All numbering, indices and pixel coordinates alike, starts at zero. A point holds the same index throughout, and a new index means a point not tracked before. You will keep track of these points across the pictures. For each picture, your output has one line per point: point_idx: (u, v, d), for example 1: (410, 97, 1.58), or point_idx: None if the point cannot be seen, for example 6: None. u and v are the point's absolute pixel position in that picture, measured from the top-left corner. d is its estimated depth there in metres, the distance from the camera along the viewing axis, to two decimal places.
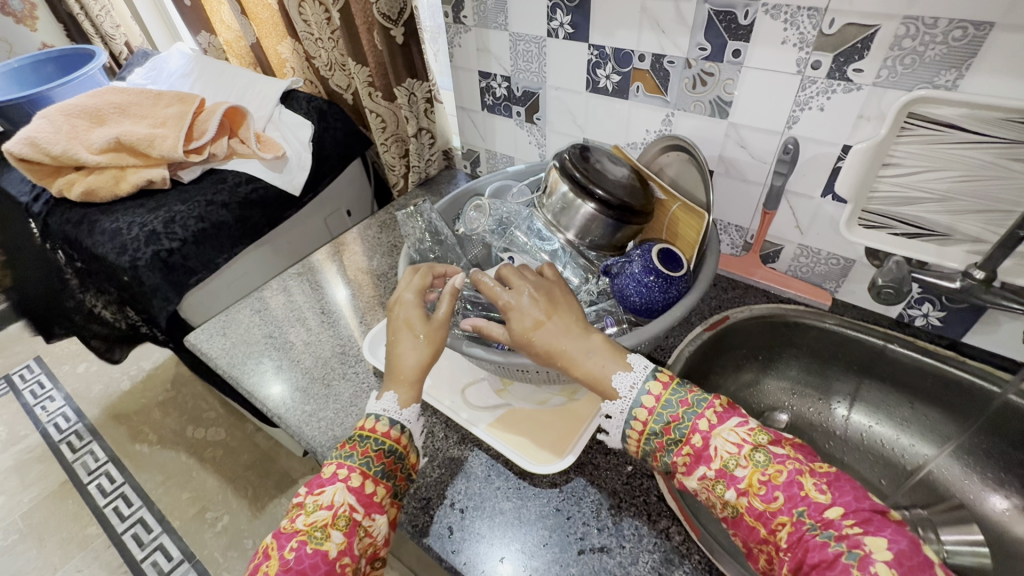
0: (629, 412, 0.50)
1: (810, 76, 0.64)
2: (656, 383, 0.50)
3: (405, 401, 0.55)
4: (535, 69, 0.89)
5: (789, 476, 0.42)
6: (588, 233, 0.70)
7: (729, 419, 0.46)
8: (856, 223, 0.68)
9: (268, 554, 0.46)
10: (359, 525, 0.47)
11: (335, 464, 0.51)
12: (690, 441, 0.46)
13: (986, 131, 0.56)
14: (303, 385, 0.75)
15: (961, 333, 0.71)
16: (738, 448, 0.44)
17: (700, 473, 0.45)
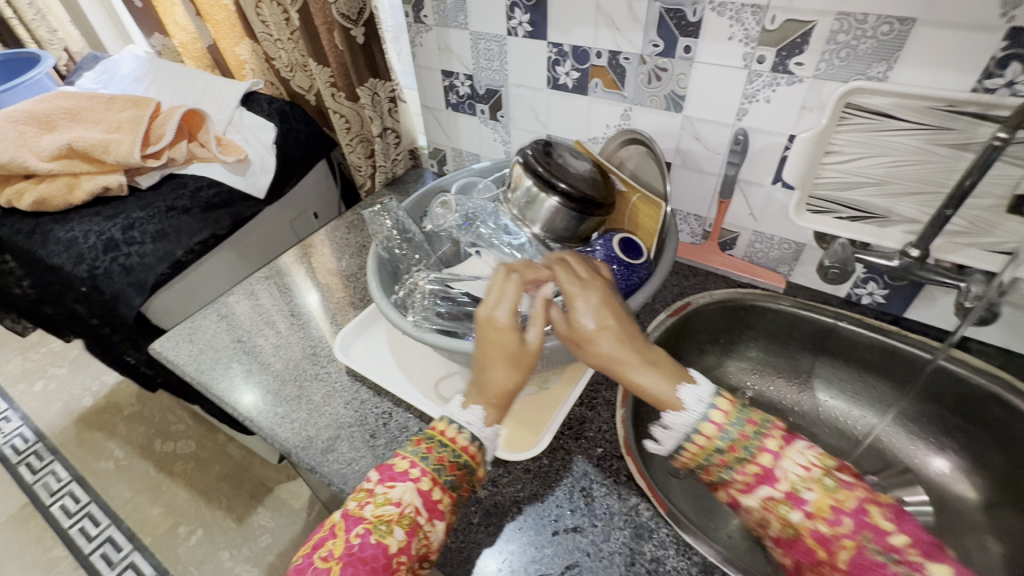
0: (692, 424, 0.48)
1: (756, 70, 0.68)
2: (723, 401, 0.48)
3: (489, 418, 0.54)
4: (497, 67, 0.90)
5: (859, 503, 0.42)
6: (554, 226, 0.71)
7: (794, 441, 0.45)
8: (804, 209, 0.72)
9: (335, 532, 0.47)
10: (421, 527, 0.48)
11: (408, 460, 0.51)
12: (758, 460, 0.45)
13: (914, 118, 0.60)
14: (275, 388, 0.74)
15: (903, 309, 0.76)
16: (808, 471, 0.43)
17: (764, 493, 0.44)
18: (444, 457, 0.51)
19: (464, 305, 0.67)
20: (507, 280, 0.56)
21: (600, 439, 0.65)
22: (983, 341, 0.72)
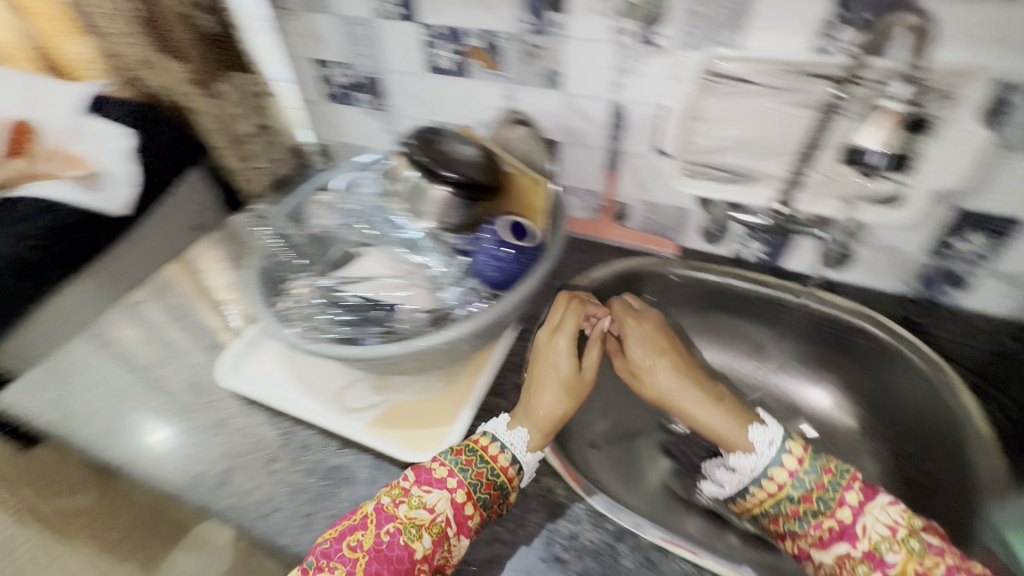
0: (762, 469, 0.56)
1: (624, 44, 0.68)
2: (795, 444, 0.56)
3: (533, 445, 0.57)
4: (371, 52, 0.86)
5: (945, 568, 0.48)
6: (444, 216, 0.70)
7: (877, 498, 0.52)
8: (683, 175, 0.76)
9: (366, 524, 0.50)
10: (448, 540, 0.51)
11: (446, 468, 0.54)
12: (836, 515, 0.52)
13: (767, 82, 0.64)
14: (185, 425, 0.68)
15: (781, 261, 0.81)
16: (890, 531, 0.50)
17: (841, 549, 0.51)
18: (483, 473, 0.54)
19: (353, 305, 0.64)
20: (565, 309, 0.67)
21: None
22: (846, 282, 0.79)
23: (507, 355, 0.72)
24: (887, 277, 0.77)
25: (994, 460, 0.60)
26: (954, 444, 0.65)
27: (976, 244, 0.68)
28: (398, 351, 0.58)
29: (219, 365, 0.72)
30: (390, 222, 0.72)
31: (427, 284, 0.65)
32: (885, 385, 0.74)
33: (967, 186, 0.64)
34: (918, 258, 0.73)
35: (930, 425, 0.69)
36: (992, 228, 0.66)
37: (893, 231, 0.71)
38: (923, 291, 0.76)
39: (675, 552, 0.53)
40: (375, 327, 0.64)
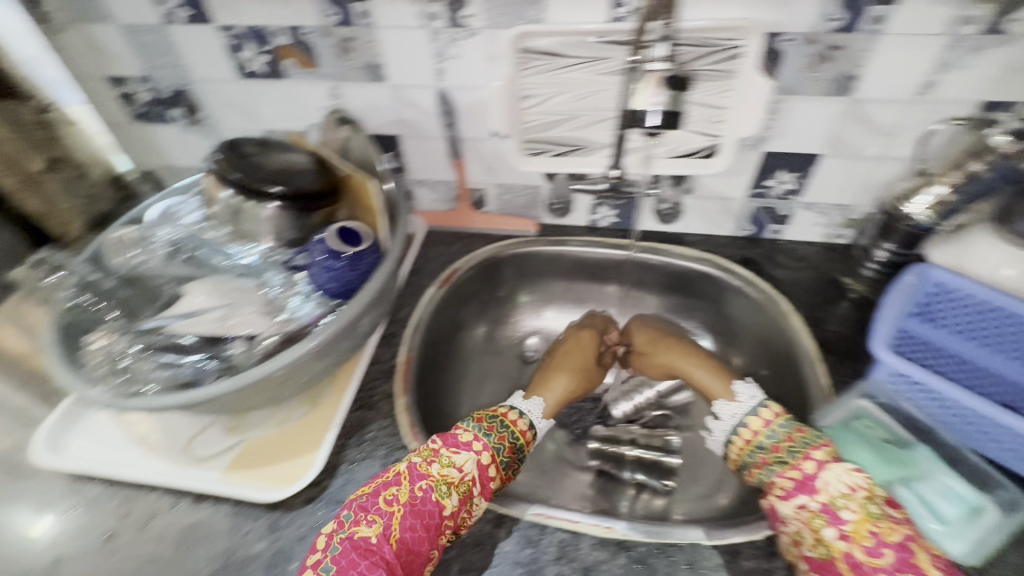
0: (740, 417, 0.61)
1: (435, 28, 0.67)
2: (766, 408, 0.60)
3: (547, 413, 0.68)
4: (171, 63, 0.77)
5: (902, 539, 0.46)
6: (273, 233, 0.64)
7: (844, 463, 0.52)
8: (523, 154, 0.77)
9: (399, 481, 0.53)
10: (473, 498, 0.54)
11: (472, 434, 0.58)
12: (800, 466, 0.53)
13: (576, 54, 0.66)
14: (80, 503, 0.59)
15: (632, 223, 0.85)
16: (850, 492, 0.49)
17: (801, 501, 0.51)
18: (505, 436, 0.60)
19: (188, 346, 0.57)
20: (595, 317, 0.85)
21: (384, 437, 0.62)
22: (691, 233, 0.85)
23: (372, 365, 0.70)
24: (723, 223, 0.83)
25: (816, 370, 0.67)
26: (788, 362, 0.72)
27: (785, 181, 0.76)
28: (227, 388, 0.54)
29: (43, 457, 0.61)
30: (219, 250, 0.65)
31: (262, 309, 0.61)
32: (731, 317, 0.82)
33: (765, 130, 0.70)
34: (744, 201, 0.79)
35: (771, 349, 0.76)
36: (794, 165, 0.73)
37: (717, 180, 0.77)
38: (755, 230, 0.83)
39: (550, 525, 0.55)
40: (211, 361, 0.57)
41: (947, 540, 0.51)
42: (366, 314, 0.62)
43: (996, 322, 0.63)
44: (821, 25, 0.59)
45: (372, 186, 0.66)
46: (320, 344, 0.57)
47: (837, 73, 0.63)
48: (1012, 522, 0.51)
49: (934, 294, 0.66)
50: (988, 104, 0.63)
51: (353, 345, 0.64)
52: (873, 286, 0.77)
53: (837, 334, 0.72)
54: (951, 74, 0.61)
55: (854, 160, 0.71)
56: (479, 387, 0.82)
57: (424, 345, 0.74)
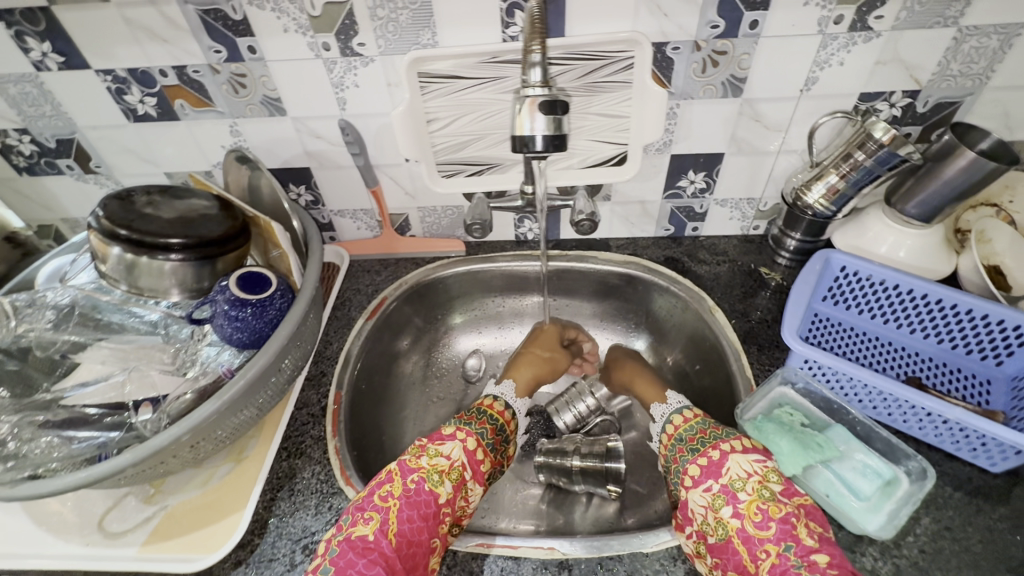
0: (667, 415, 0.67)
1: (328, 58, 0.65)
2: (686, 412, 0.64)
3: (520, 393, 0.74)
4: (52, 112, 0.72)
5: (787, 514, 0.48)
6: (177, 285, 0.60)
7: (750, 452, 0.54)
8: (439, 176, 0.77)
9: (392, 477, 0.55)
10: (465, 483, 0.57)
11: (455, 427, 0.62)
12: (708, 454, 0.56)
13: (474, 74, 0.66)
14: None
15: (558, 233, 0.86)
16: (748, 476, 0.52)
17: (707, 486, 0.53)
18: (485, 422, 0.65)
19: (91, 419, 0.53)
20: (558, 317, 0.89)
21: (315, 485, 0.60)
22: (615, 238, 0.86)
23: (299, 409, 0.67)
24: (645, 225, 0.85)
25: (741, 361, 0.69)
26: (715, 355, 0.74)
27: (696, 181, 0.78)
28: (125, 464, 0.50)
29: None
30: (121, 309, 0.61)
31: (165, 368, 0.58)
32: (661, 316, 0.84)
33: (668, 134, 0.72)
34: (660, 203, 0.81)
35: (699, 344, 0.78)
36: (700, 165, 0.76)
37: (631, 185, 0.79)
38: (675, 229, 0.86)
39: (492, 554, 0.55)
40: (116, 432, 0.53)
41: (865, 514, 0.53)
42: (282, 358, 0.60)
43: (893, 299, 0.67)
44: (705, 32, 0.62)
45: (276, 229, 0.64)
46: (228, 400, 0.54)
47: (726, 76, 0.66)
48: (922, 489, 0.53)
49: (840, 277, 0.69)
50: (864, 96, 0.67)
51: (274, 393, 0.61)
52: (788, 273, 0.80)
53: (761, 321, 0.74)
54: (828, 70, 0.65)
55: (754, 156, 0.74)
56: (422, 415, 0.81)
57: (356, 380, 0.72)
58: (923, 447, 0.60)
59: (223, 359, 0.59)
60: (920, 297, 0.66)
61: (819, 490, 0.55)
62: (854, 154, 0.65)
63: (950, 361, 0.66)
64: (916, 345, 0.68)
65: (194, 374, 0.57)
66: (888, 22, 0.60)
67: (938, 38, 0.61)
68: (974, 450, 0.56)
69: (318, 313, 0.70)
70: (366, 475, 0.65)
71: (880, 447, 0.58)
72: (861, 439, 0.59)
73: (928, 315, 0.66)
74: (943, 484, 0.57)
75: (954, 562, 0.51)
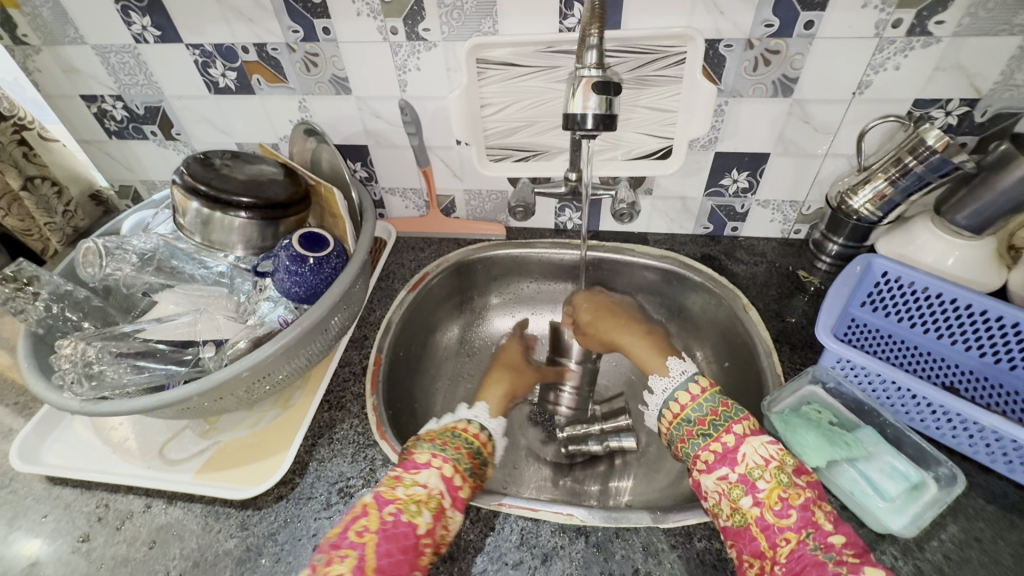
0: (670, 391, 0.63)
1: (395, 42, 0.70)
2: (695, 385, 0.61)
3: (495, 413, 0.70)
4: (144, 81, 0.80)
5: (805, 501, 0.49)
6: (242, 242, 0.65)
7: (761, 436, 0.55)
8: (487, 160, 0.81)
9: (367, 510, 0.51)
10: (445, 512, 0.53)
11: (431, 452, 0.58)
12: (722, 439, 0.55)
13: (530, 62, 0.70)
14: (68, 518, 0.58)
15: (598, 224, 0.88)
16: (766, 462, 0.52)
17: (722, 473, 0.53)
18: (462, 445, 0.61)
19: (160, 352, 0.59)
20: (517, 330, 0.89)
21: (353, 436, 0.64)
22: (654, 232, 0.88)
23: (342, 367, 0.72)
24: (683, 221, 0.86)
25: (772, 358, 0.70)
26: (745, 352, 0.75)
27: (738, 180, 0.79)
28: (193, 391, 0.55)
29: (30, 469, 0.61)
30: (194, 258, 0.67)
31: (229, 314, 0.64)
32: (693, 312, 0.84)
33: (714, 131, 0.73)
34: (701, 200, 0.82)
35: (730, 341, 0.78)
36: (745, 164, 0.77)
37: (673, 180, 0.80)
38: (714, 228, 0.86)
39: (509, 513, 0.58)
40: (177, 366, 0.59)
41: (890, 515, 0.53)
42: (331, 317, 0.64)
43: (936, 308, 0.66)
44: (758, 31, 0.63)
45: (336, 197, 0.68)
46: (285, 345, 0.59)
47: (777, 75, 0.67)
48: (951, 494, 0.52)
49: (881, 283, 0.69)
50: (919, 102, 0.67)
51: (322, 347, 0.66)
52: (828, 278, 0.80)
53: (795, 323, 0.74)
54: (882, 74, 0.65)
55: (801, 158, 0.75)
56: (452, 387, 0.84)
57: (395, 347, 0.76)
58: (957, 456, 0.59)
59: (277, 312, 0.64)
60: (964, 309, 0.65)
61: (843, 487, 0.55)
62: (904, 159, 0.65)
63: (992, 376, 0.64)
64: (956, 357, 0.66)
65: (253, 323, 0.63)
66: (949, 27, 0.60)
67: (1001, 47, 0.61)
68: (1010, 462, 0.55)
69: (365, 280, 0.74)
70: (399, 434, 0.69)
71: (911, 452, 0.57)
72: (891, 442, 0.58)
73: (971, 327, 0.65)
74: (975, 495, 0.56)
75: (981, 572, 0.50)
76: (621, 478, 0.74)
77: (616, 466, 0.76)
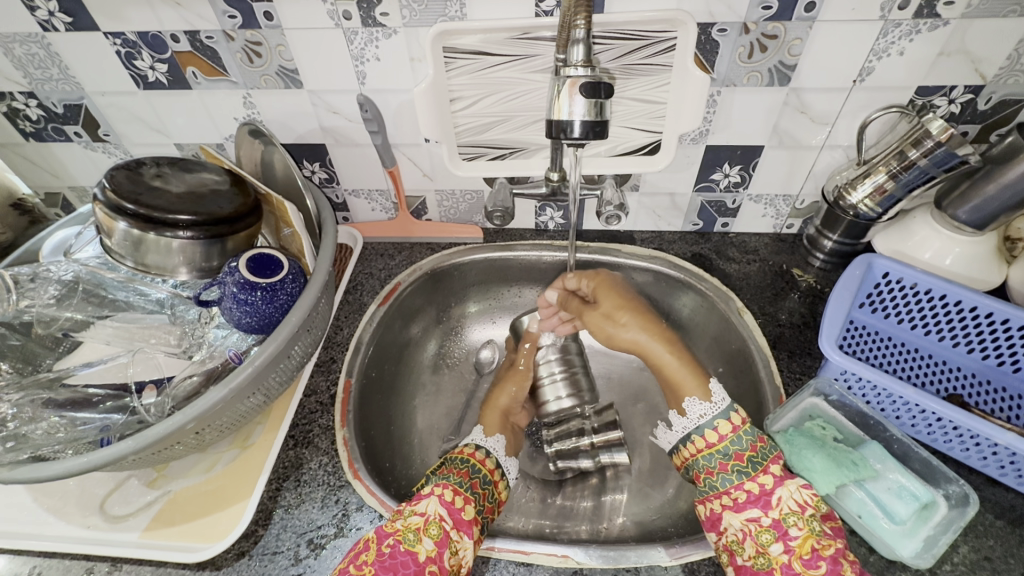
0: (708, 418, 0.58)
1: (349, 28, 0.61)
2: (735, 416, 0.58)
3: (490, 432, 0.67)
4: (59, 75, 0.69)
5: (836, 553, 0.47)
6: (185, 264, 0.57)
7: (796, 479, 0.52)
8: (459, 159, 0.73)
9: (367, 545, 0.49)
10: (450, 538, 0.50)
11: (432, 483, 0.56)
12: (758, 479, 0.53)
13: (504, 50, 0.62)
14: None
15: (581, 223, 0.82)
16: (800, 508, 0.50)
17: (752, 514, 0.51)
18: (468, 472, 0.59)
19: (94, 400, 0.52)
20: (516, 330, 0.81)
21: (322, 476, 0.58)
22: (640, 231, 0.83)
23: (308, 396, 0.65)
24: (672, 218, 0.81)
25: (770, 368, 0.66)
26: (741, 358, 0.71)
27: (730, 175, 0.74)
28: (128, 449, 0.48)
29: None
30: (128, 286, 0.60)
31: (171, 351, 0.58)
32: (683, 315, 0.80)
33: (706, 124, 0.68)
34: (690, 196, 0.77)
35: (724, 346, 0.74)
36: (737, 158, 0.71)
37: (661, 175, 0.74)
38: (703, 224, 0.81)
39: (499, 558, 0.53)
40: (118, 415, 0.52)
41: (900, 539, 0.50)
42: (292, 344, 0.58)
43: (938, 310, 0.63)
44: (756, 14, 0.57)
45: (289, 209, 0.60)
46: (236, 386, 0.52)
47: (773, 63, 0.61)
48: (963, 514, 0.49)
49: (882, 284, 0.65)
50: (921, 90, 0.62)
51: (282, 378, 0.59)
52: (822, 276, 0.76)
53: (791, 326, 0.70)
54: (885, 60, 0.60)
55: (796, 151, 0.70)
56: (432, 404, 0.78)
57: (367, 368, 0.70)
58: (963, 469, 0.56)
59: (229, 343, 0.57)
60: (968, 310, 0.62)
61: (850, 509, 0.52)
62: (908, 152, 0.60)
63: (993, 379, 0.63)
64: (958, 359, 0.64)
65: (201, 358, 0.56)
66: (958, 8, 0.55)
67: (1010, 30, 0.56)
68: (1020, 476, 0.53)
69: (329, 297, 0.67)
70: (376, 467, 0.63)
71: (918, 468, 0.54)
72: (898, 458, 0.55)
73: (974, 330, 0.62)
74: (983, 510, 0.53)
75: None
76: (614, 493, 0.70)
77: (608, 480, 0.72)
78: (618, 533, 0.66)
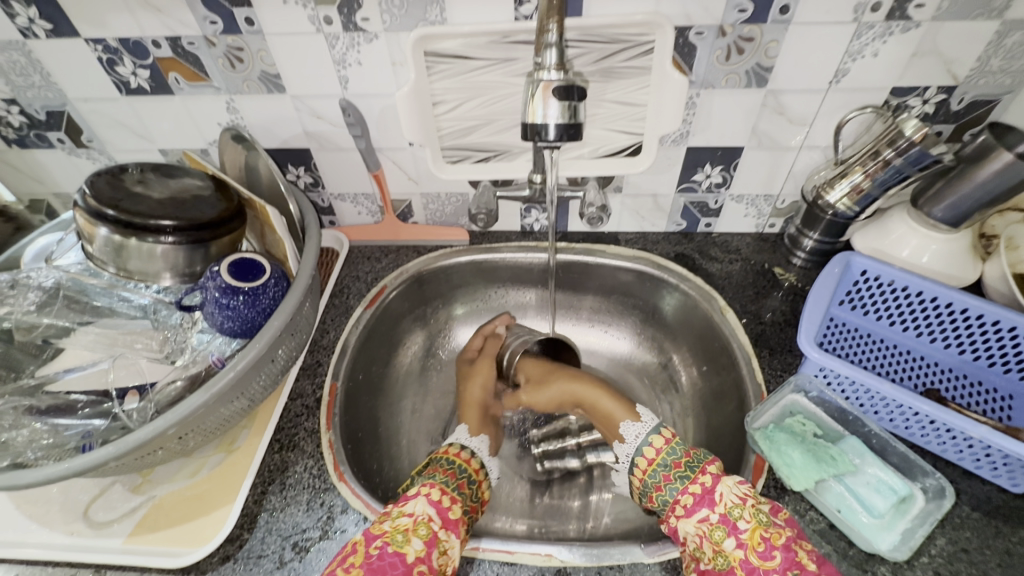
0: (631, 458, 0.61)
1: (330, 33, 0.61)
2: (666, 429, 0.60)
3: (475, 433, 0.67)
4: (40, 82, 0.69)
5: (788, 540, 0.47)
6: (168, 270, 0.58)
7: (734, 472, 0.54)
8: (443, 162, 0.74)
9: (355, 548, 0.49)
10: (438, 538, 0.50)
11: (418, 484, 0.56)
12: (699, 480, 0.54)
13: (485, 54, 0.63)
14: None
15: (567, 225, 0.83)
16: (743, 500, 0.51)
17: (702, 514, 0.51)
18: (451, 471, 0.59)
19: (76, 406, 0.52)
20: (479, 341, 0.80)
21: (307, 479, 0.58)
22: (625, 231, 0.84)
23: (294, 400, 0.65)
24: (656, 219, 0.82)
25: (752, 366, 0.66)
26: (724, 357, 0.71)
27: (712, 175, 0.74)
28: (108, 456, 0.47)
29: None
30: (111, 292, 0.60)
31: (154, 356, 0.58)
32: (668, 314, 0.80)
33: (686, 126, 0.69)
34: (673, 196, 0.78)
35: (708, 344, 0.75)
36: (717, 158, 0.72)
37: (644, 177, 0.75)
38: (687, 225, 0.82)
39: (482, 558, 0.53)
40: (99, 421, 0.52)
41: (878, 533, 0.51)
42: (276, 348, 0.58)
43: (915, 306, 0.65)
44: (732, 16, 0.58)
45: (271, 214, 0.60)
46: (218, 391, 0.52)
47: (750, 65, 0.62)
48: (939, 508, 0.50)
49: (860, 281, 0.66)
50: (896, 91, 0.63)
51: (267, 382, 0.59)
52: (804, 274, 0.77)
53: (773, 324, 0.71)
54: (859, 61, 0.61)
55: (775, 151, 0.71)
56: (419, 406, 0.79)
57: (354, 371, 0.70)
58: (940, 462, 0.57)
59: (213, 347, 0.58)
60: (944, 306, 0.63)
61: (829, 504, 0.53)
62: (883, 151, 0.61)
63: (971, 374, 0.63)
64: (936, 355, 0.65)
65: (184, 362, 0.56)
66: (928, 11, 0.56)
67: (980, 31, 0.57)
68: (995, 469, 0.54)
69: (314, 302, 0.67)
70: (362, 470, 0.63)
71: (896, 462, 0.55)
72: (876, 453, 0.56)
73: (951, 325, 0.63)
74: (960, 503, 0.54)
75: None
76: (601, 492, 0.71)
77: (595, 479, 0.72)
78: (605, 532, 0.66)
